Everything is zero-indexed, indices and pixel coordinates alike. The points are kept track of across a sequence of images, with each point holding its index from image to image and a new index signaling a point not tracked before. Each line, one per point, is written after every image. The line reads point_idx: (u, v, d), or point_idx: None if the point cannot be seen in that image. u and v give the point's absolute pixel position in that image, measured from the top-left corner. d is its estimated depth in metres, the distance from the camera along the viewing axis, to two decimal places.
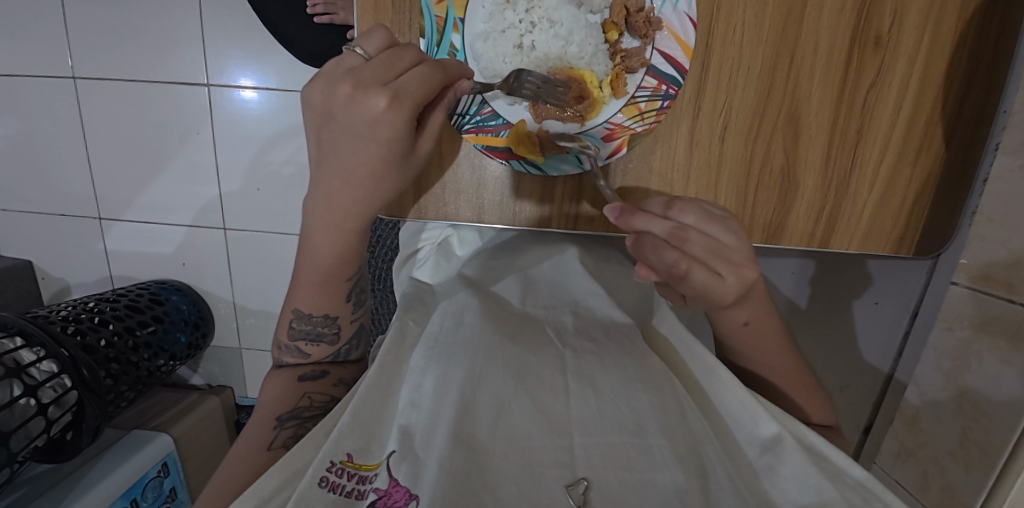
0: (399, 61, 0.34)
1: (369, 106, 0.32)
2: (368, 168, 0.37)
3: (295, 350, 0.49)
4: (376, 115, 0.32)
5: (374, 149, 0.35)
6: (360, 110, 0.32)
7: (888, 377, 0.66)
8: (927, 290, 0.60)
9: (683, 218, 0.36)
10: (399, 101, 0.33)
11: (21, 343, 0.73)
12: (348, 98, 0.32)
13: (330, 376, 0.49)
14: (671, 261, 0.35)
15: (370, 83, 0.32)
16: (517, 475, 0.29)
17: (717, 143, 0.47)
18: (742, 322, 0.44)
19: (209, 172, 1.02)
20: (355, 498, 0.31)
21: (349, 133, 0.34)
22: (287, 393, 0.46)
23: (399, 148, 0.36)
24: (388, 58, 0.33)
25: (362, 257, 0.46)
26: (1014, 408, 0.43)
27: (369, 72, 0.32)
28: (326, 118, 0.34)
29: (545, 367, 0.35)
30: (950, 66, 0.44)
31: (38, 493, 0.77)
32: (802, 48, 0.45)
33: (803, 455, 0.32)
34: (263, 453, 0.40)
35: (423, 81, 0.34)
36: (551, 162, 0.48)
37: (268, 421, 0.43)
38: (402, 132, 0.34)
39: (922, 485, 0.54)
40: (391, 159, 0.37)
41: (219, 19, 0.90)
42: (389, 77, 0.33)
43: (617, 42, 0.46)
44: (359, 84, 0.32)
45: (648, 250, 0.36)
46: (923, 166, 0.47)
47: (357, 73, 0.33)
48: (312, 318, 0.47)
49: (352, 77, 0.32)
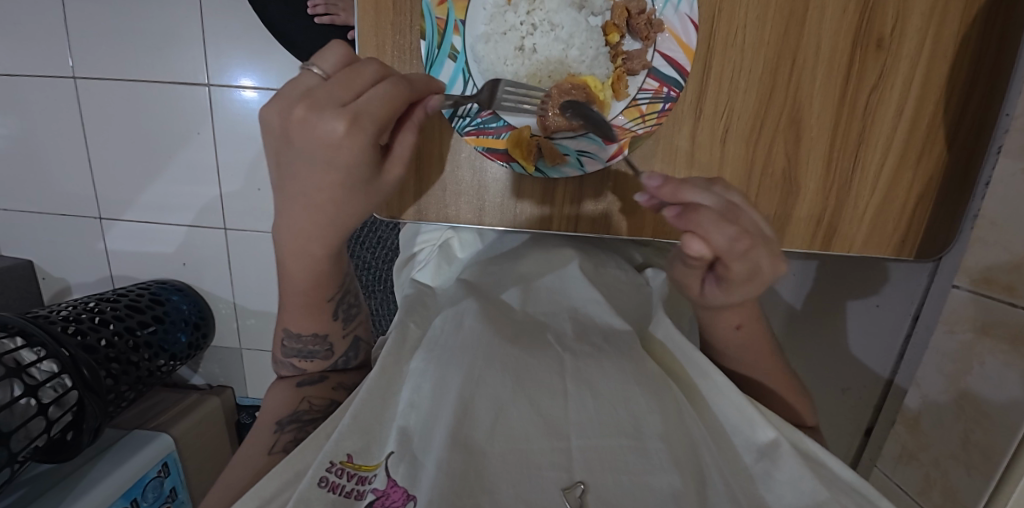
0: (358, 78, 0.31)
1: (326, 128, 0.30)
2: (329, 195, 0.34)
3: (290, 365, 0.49)
4: (334, 139, 0.30)
5: (332, 177, 0.32)
6: (317, 134, 0.30)
7: (890, 381, 0.65)
8: (930, 293, 0.59)
9: (730, 196, 0.35)
10: (358, 123, 0.30)
11: (22, 343, 0.73)
12: (303, 120, 0.30)
13: (329, 381, 0.48)
14: (731, 237, 0.32)
15: (325, 103, 0.30)
16: (514, 476, 0.29)
17: (718, 146, 0.47)
18: (735, 326, 0.44)
19: (210, 172, 1.02)
20: (354, 498, 0.31)
21: (305, 160, 0.32)
22: (286, 402, 0.46)
23: (362, 173, 0.33)
24: (345, 76, 0.31)
25: (341, 276, 0.44)
26: (1016, 411, 0.43)
27: (325, 92, 0.30)
28: (281, 141, 0.32)
29: (543, 369, 0.35)
30: (952, 69, 0.44)
31: (38, 493, 0.77)
32: (804, 51, 0.44)
33: (798, 460, 0.33)
34: (262, 458, 0.40)
35: (386, 99, 0.31)
36: (551, 164, 0.48)
37: (268, 425, 0.43)
38: (366, 156, 0.32)
39: (923, 488, 0.54)
40: (354, 185, 0.34)
41: (219, 19, 0.90)
42: (348, 97, 0.31)
43: (618, 44, 0.46)
44: (314, 105, 0.30)
45: (704, 223, 0.32)
46: (925, 169, 0.47)
47: (312, 93, 0.31)
48: (301, 337, 0.47)
49: (308, 99, 0.30)
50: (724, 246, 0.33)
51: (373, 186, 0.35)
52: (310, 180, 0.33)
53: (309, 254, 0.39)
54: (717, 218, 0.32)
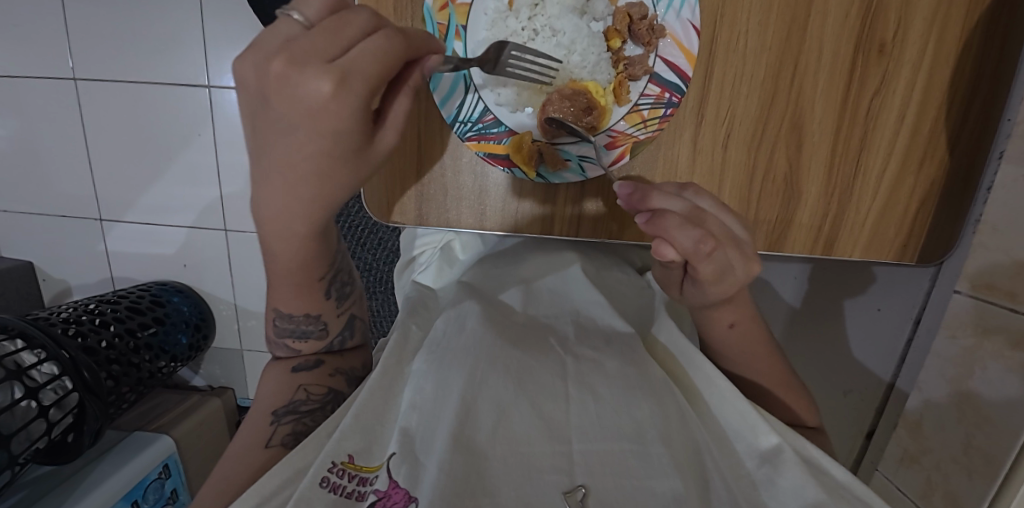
0: (347, 28, 0.25)
1: (308, 89, 0.24)
2: (311, 164, 0.28)
3: (285, 346, 0.48)
4: (318, 101, 0.25)
5: (316, 144, 0.27)
6: (297, 96, 0.24)
7: (890, 384, 0.66)
8: (930, 297, 0.59)
9: (698, 201, 0.36)
10: (348, 86, 0.25)
11: (22, 346, 0.72)
12: (281, 78, 0.24)
13: (326, 366, 0.48)
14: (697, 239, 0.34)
15: (307, 59, 0.24)
16: (516, 478, 0.29)
17: (719, 151, 0.47)
18: (729, 324, 0.45)
19: (211, 174, 1.02)
20: (356, 499, 0.31)
21: (283, 125, 0.26)
22: (282, 388, 0.45)
23: (352, 141, 0.28)
24: (331, 24, 0.25)
25: (331, 255, 0.43)
26: (1018, 416, 0.43)
27: (307, 43, 0.24)
28: (255, 102, 0.26)
29: (545, 373, 0.35)
30: (954, 74, 0.44)
31: (38, 495, 0.77)
32: (806, 56, 0.44)
33: (800, 469, 0.33)
34: (259, 452, 0.39)
35: (382, 56, 0.26)
36: (552, 170, 0.49)
37: (265, 416, 0.42)
38: (358, 122, 0.27)
39: (925, 492, 0.54)
40: (342, 156, 0.29)
41: (220, 21, 0.90)
42: (334, 52, 0.25)
43: (620, 50, 0.46)
44: (294, 59, 0.24)
45: (670, 227, 0.34)
46: (927, 174, 0.46)
47: (292, 43, 0.24)
48: (293, 317, 0.46)
49: (286, 51, 0.24)
50: (690, 247, 0.34)
51: (362, 157, 0.30)
52: (289, 147, 0.27)
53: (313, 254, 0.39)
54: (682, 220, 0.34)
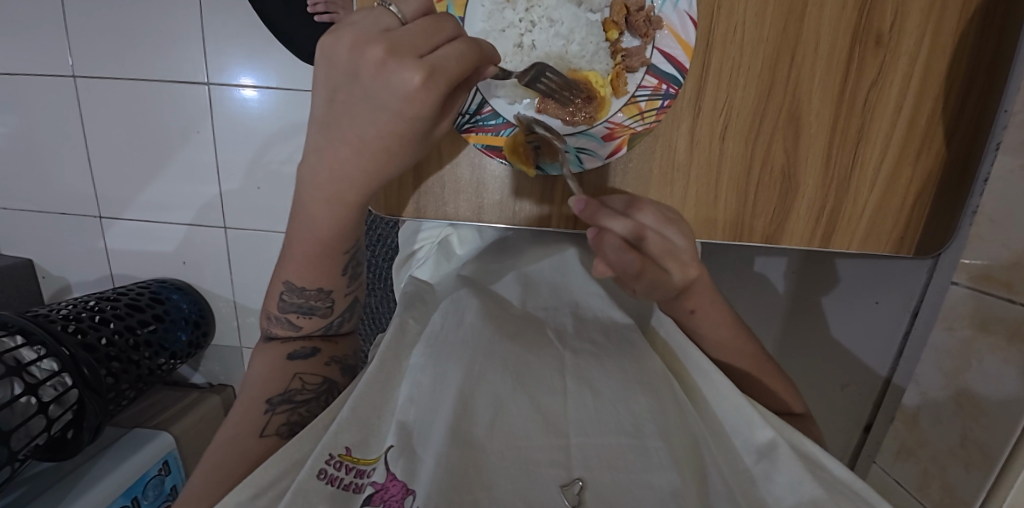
0: (439, 32, 0.31)
1: (401, 78, 0.29)
2: (385, 142, 0.33)
3: (286, 323, 0.48)
4: (407, 89, 0.29)
5: (395, 123, 0.32)
6: (390, 80, 0.29)
7: (886, 381, 0.66)
8: (927, 290, 0.59)
9: (643, 221, 0.39)
10: (434, 79, 0.29)
11: (22, 342, 0.73)
12: (379, 64, 0.29)
13: (322, 355, 0.48)
14: (629, 261, 0.38)
15: (405, 52, 0.29)
16: (514, 472, 0.29)
17: (717, 143, 0.47)
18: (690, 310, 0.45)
19: (210, 171, 1.02)
20: (353, 491, 0.31)
21: (371, 101, 0.31)
22: (279, 375, 0.45)
23: (422, 125, 0.32)
24: (427, 26, 0.30)
25: (359, 231, 0.45)
26: (1013, 407, 0.43)
27: (405, 39, 0.29)
28: (346, 79, 0.31)
29: (543, 367, 0.36)
30: (951, 67, 0.44)
31: (38, 491, 0.77)
32: (803, 47, 0.44)
33: (799, 463, 0.32)
34: (254, 441, 0.39)
35: (460, 59, 0.30)
36: (551, 161, 0.48)
37: (258, 404, 0.42)
38: (428, 113, 0.31)
39: (922, 485, 0.55)
40: (412, 136, 0.33)
41: (219, 17, 0.90)
42: (425, 49, 0.30)
43: (617, 41, 0.46)
44: (393, 51, 0.29)
45: (607, 246, 0.38)
46: (924, 166, 0.47)
47: (393, 36, 0.29)
48: (303, 291, 0.47)
49: (387, 41, 0.29)
50: (624, 265, 0.38)
51: (424, 138, 0.35)
52: (368, 123, 0.32)
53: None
54: (620, 244, 0.37)
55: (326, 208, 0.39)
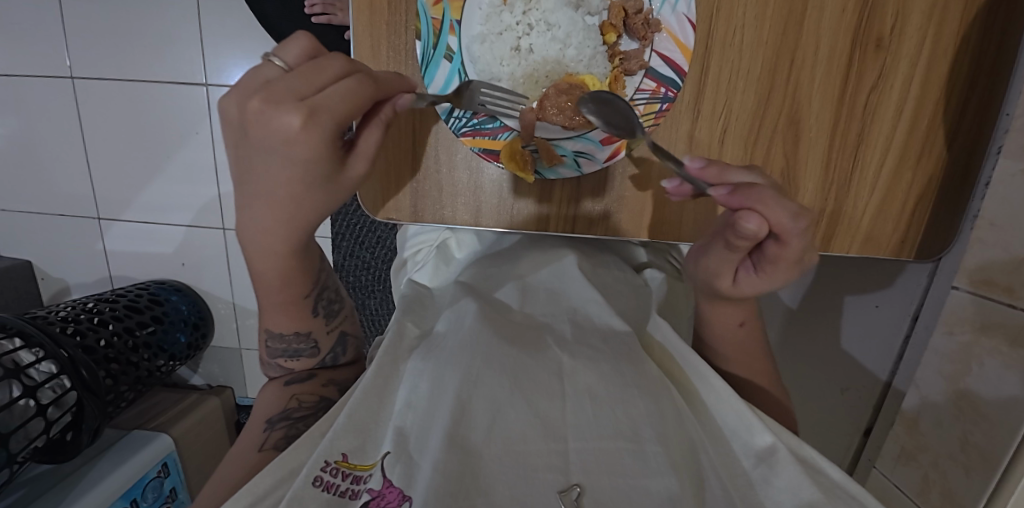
0: (322, 72, 0.29)
1: (280, 122, 0.27)
2: (287, 190, 0.32)
3: (278, 366, 0.48)
4: (289, 133, 0.28)
5: (291, 174, 0.30)
6: (272, 128, 0.28)
7: (886, 384, 0.65)
8: (927, 294, 0.59)
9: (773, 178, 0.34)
10: (316, 120, 0.28)
11: (21, 344, 0.73)
12: (258, 114, 0.28)
13: (317, 378, 0.48)
14: (794, 214, 0.32)
15: (282, 97, 0.28)
16: (511, 478, 0.29)
17: (716, 146, 0.47)
18: (737, 324, 0.46)
19: (209, 173, 1.02)
20: (348, 498, 0.31)
21: (260, 152, 0.30)
22: (276, 400, 0.45)
23: (319, 169, 0.31)
24: (308, 68, 0.29)
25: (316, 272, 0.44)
26: (1013, 411, 0.43)
27: (284, 85, 0.28)
28: (239, 132, 0.29)
29: (540, 371, 0.35)
30: (952, 70, 0.43)
31: (38, 493, 0.77)
32: (803, 50, 0.44)
33: (796, 467, 0.32)
34: (253, 454, 0.40)
35: (349, 96, 0.29)
36: (548, 165, 0.48)
37: (258, 425, 0.43)
38: (325, 153, 0.30)
39: (922, 489, 0.54)
40: (314, 182, 0.32)
41: (218, 19, 0.89)
42: (309, 91, 0.28)
43: (615, 44, 0.46)
44: (270, 98, 0.27)
45: (766, 199, 0.31)
46: (925, 170, 0.46)
47: (269, 86, 0.28)
48: (284, 336, 0.46)
49: (263, 90, 0.28)
50: (788, 222, 0.32)
51: (332, 182, 0.33)
52: (267, 177, 0.31)
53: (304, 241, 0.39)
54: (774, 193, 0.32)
55: None
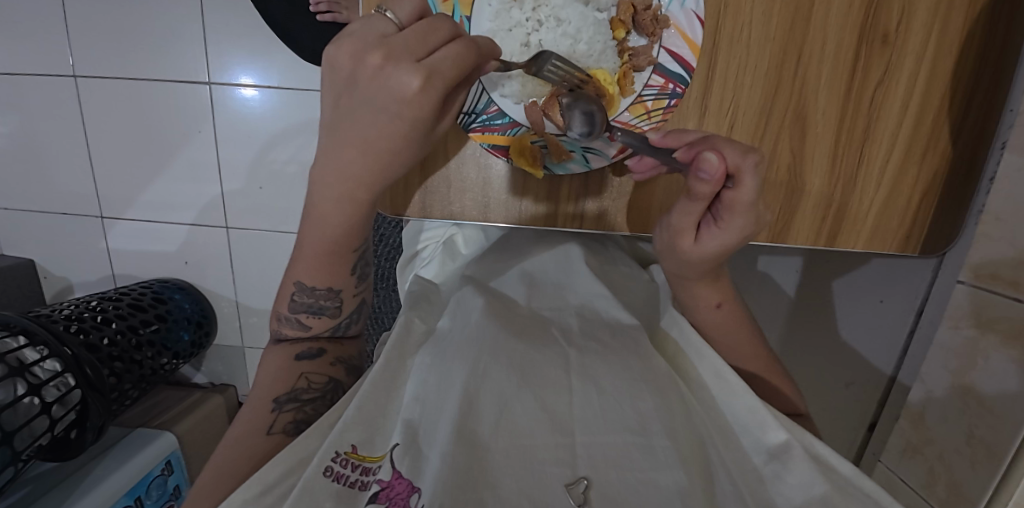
0: (434, 33, 0.31)
1: (399, 81, 0.30)
2: (387, 144, 0.34)
3: (295, 322, 0.48)
4: (406, 93, 0.30)
5: (393, 128, 0.33)
6: (387, 85, 0.30)
7: (891, 380, 0.67)
8: (932, 288, 0.60)
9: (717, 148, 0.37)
10: (431, 83, 0.30)
11: (25, 342, 0.72)
12: (376, 70, 0.30)
13: (327, 355, 0.48)
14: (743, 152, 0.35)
15: (402, 56, 0.30)
16: (518, 471, 0.29)
17: (723, 142, 0.47)
18: (715, 304, 0.46)
19: (212, 172, 1.02)
20: (358, 489, 0.31)
21: (369, 106, 0.32)
22: (284, 376, 0.45)
23: (422, 126, 0.33)
24: (422, 28, 0.30)
25: (367, 230, 0.45)
26: (1018, 405, 0.44)
27: (402, 42, 0.30)
28: (348, 86, 0.32)
29: (548, 365, 0.36)
30: (957, 66, 0.44)
31: (42, 491, 0.77)
32: (810, 46, 0.44)
33: (812, 468, 0.32)
34: (261, 438, 0.39)
35: (458, 61, 0.31)
36: (557, 161, 0.48)
37: (266, 402, 0.42)
38: (430, 115, 0.32)
39: (928, 483, 0.55)
40: (415, 138, 0.34)
41: (220, 17, 0.89)
42: (421, 52, 0.30)
43: (624, 40, 0.46)
44: (389, 57, 0.29)
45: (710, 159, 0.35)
46: (930, 165, 0.47)
47: (388, 42, 0.30)
48: (314, 291, 0.46)
49: (384, 47, 0.30)
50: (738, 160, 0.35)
51: (428, 137, 0.35)
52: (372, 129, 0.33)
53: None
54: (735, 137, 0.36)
55: (339, 209, 0.40)
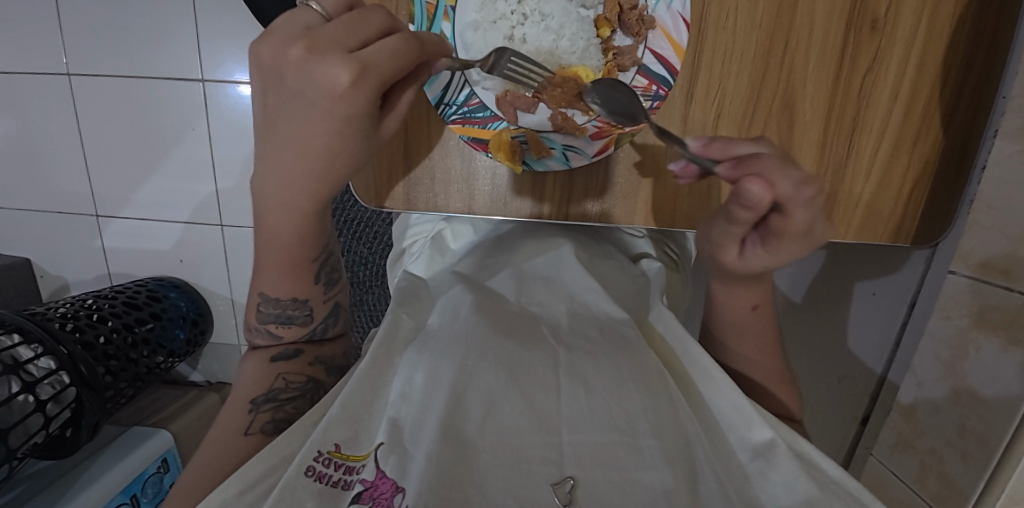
0: (365, 25, 0.31)
1: (327, 76, 0.29)
2: (325, 144, 0.34)
3: (266, 333, 0.48)
4: (336, 88, 0.30)
5: (329, 122, 0.32)
6: (316, 78, 0.29)
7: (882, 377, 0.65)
8: (925, 280, 0.58)
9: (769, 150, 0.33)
10: (363, 78, 0.30)
11: (19, 340, 0.73)
12: (301, 62, 0.29)
13: (305, 356, 0.48)
14: (798, 182, 0.30)
15: (328, 49, 0.29)
16: (506, 471, 0.29)
17: (710, 131, 0.47)
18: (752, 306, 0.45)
19: (207, 170, 1.02)
20: (342, 489, 0.31)
21: (299, 102, 0.31)
22: (262, 376, 0.45)
23: (361, 124, 0.33)
24: (350, 21, 0.30)
25: (324, 236, 0.45)
26: (1011, 400, 0.43)
27: (329, 36, 0.29)
28: (274, 80, 0.31)
29: (536, 363, 0.35)
30: (948, 52, 0.43)
31: (37, 490, 0.77)
32: (797, 32, 0.44)
33: (794, 462, 0.32)
34: (240, 439, 0.39)
35: (395, 54, 0.31)
36: (536, 157, 0.49)
37: (243, 404, 0.42)
38: (365, 110, 0.32)
39: (920, 476, 0.54)
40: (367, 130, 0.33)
41: (213, 14, 0.89)
42: (352, 45, 0.30)
43: (609, 39, 0.46)
44: (314, 48, 0.29)
45: (767, 167, 0.30)
46: (922, 153, 0.46)
47: (313, 34, 0.29)
48: (279, 301, 0.46)
49: (308, 38, 0.29)
50: (791, 192, 0.30)
51: None
52: (306, 130, 0.33)
53: (298, 213, 0.40)
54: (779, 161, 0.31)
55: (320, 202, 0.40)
